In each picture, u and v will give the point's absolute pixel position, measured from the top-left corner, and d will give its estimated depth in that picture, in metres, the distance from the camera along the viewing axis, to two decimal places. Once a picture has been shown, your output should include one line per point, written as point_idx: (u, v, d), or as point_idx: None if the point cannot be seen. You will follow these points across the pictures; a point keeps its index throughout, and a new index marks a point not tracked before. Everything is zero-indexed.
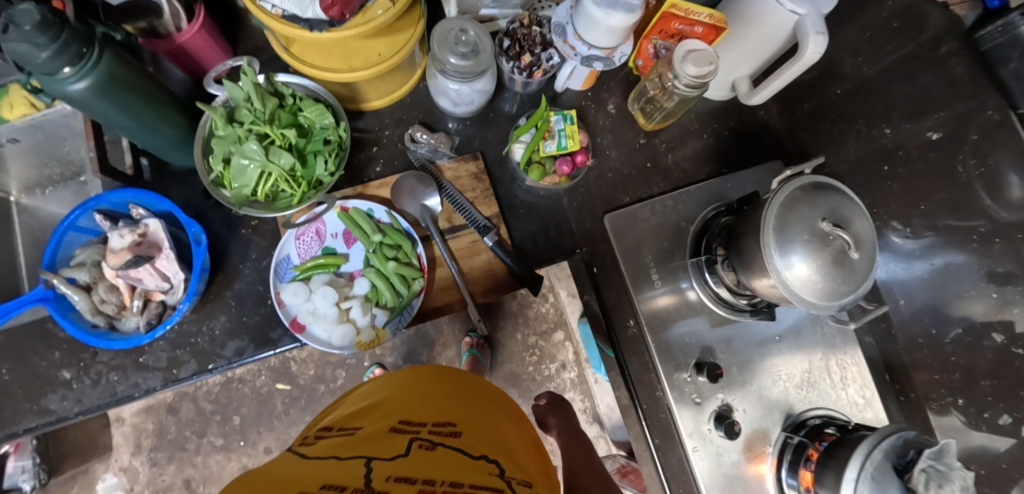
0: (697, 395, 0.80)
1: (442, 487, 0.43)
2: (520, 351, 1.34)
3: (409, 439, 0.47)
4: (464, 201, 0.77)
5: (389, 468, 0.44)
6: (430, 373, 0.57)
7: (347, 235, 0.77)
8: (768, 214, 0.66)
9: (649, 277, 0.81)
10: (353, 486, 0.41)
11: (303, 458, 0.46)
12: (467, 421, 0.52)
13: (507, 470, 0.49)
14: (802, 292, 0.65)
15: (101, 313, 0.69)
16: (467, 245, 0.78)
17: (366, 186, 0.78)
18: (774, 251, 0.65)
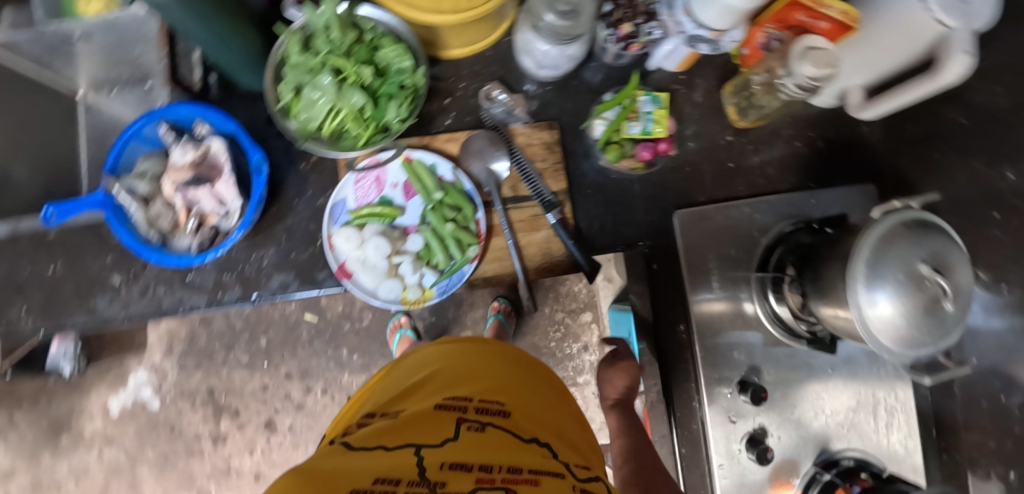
0: (732, 413, 0.76)
1: (501, 474, 0.41)
2: (546, 325, 1.32)
3: (457, 420, 0.45)
4: (533, 172, 0.74)
5: (442, 456, 0.42)
6: (470, 349, 0.55)
7: (406, 187, 0.74)
8: (860, 250, 0.60)
9: (709, 280, 0.77)
10: (408, 480, 0.39)
11: (347, 446, 0.43)
12: (514, 400, 0.50)
13: (560, 452, 0.46)
14: (881, 334, 0.59)
15: (156, 227, 0.69)
16: (528, 218, 0.75)
17: (433, 138, 0.75)
18: (859, 288, 0.59)
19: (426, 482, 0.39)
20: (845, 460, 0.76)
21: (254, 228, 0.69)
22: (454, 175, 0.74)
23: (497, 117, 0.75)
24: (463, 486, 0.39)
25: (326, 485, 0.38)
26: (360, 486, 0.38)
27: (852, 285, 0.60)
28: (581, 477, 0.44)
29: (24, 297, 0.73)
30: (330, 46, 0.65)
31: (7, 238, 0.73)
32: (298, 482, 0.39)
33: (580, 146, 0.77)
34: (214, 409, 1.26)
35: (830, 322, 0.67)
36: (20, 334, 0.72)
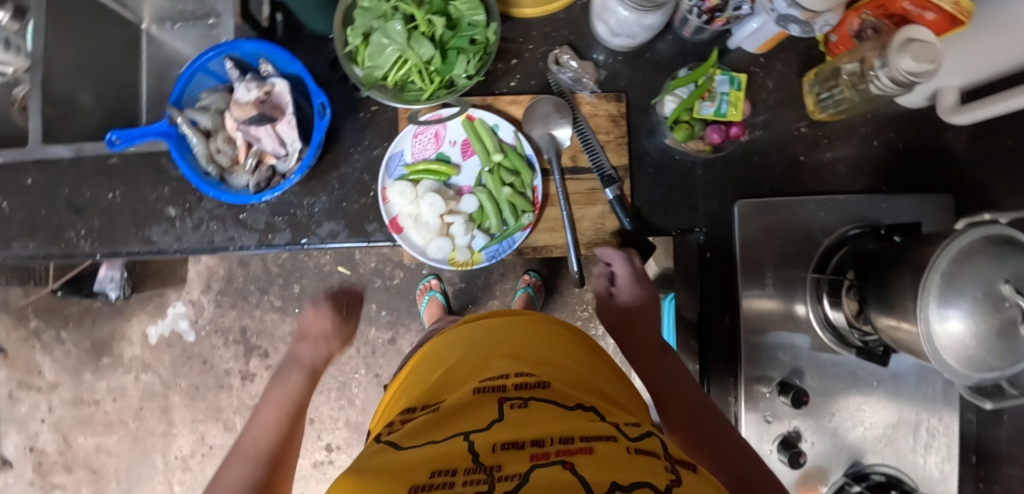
0: (766, 414, 0.74)
1: (554, 446, 0.39)
2: (574, 304, 1.30)
3: (499, 401, 0.44)
4: (596, 144, 0.72)
5: (492, 439, 0.40)
6: (496, 326, 0.54)
7: (465, 146, 0.75)
8: (932, 268, 0.56)
9: (762, 276, 0.74)
10: (464, 468, 0.37)
11: (393, 446, 0.41)
12: (551, 371, 0.48)
13: (607, 413, 0.45)
14: (946, 353, 0.55)
15: (215, 162, 0.70)
16: (585, 191, 0.74)
17: (497, 98, 0.73)
18: (930, 307, 0.55)
19: (482, 468, 0.37)
20: (873, 474, 0.74)
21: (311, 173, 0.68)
22: (514, 137, 0.73)
23: (565, 80, 0.73)
24: (520, 465, 0.37)
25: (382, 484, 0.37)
26: (417, 481, 0.36)
27: (925, 306, 0.56)
28: (634, 435, 0.41)
29: (85, 218, 0.75)
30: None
31: (71, 160, 0.75)
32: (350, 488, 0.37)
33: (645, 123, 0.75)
34: (245, 348, 1.29)
35: (884, 329, 0.63)
36: (79, 254, 0.75)
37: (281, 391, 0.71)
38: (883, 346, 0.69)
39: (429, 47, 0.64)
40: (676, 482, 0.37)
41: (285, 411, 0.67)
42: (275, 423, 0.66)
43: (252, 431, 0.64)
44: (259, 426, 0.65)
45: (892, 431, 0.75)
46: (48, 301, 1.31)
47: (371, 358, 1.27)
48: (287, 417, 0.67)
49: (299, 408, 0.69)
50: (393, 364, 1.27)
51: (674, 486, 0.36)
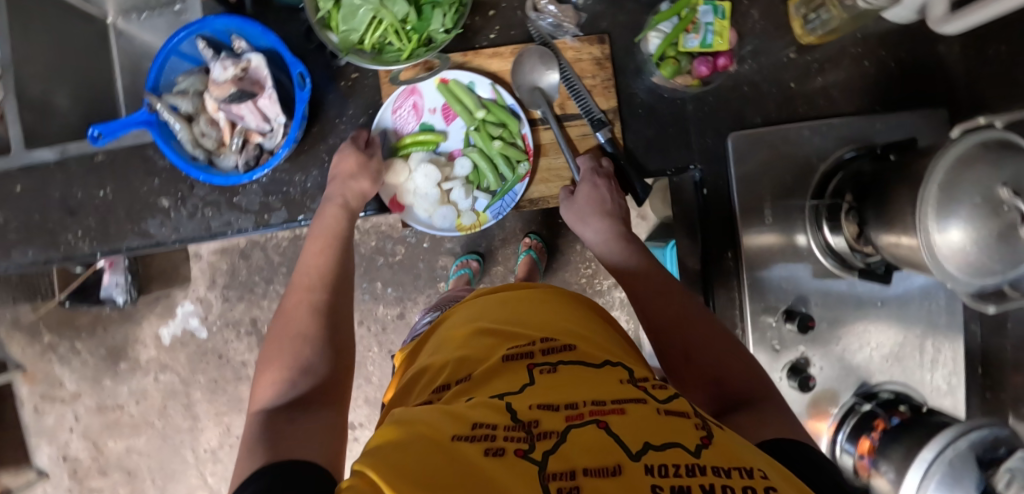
0: (774, 344, 0.75)
1: (586, 408, 0.38)
2: (577, 262, 1.27)
3: (528, 366, 0.44)
4: (582, 89, 0.72)
5: (530, 399, 0.40)
6: (516, 297, 0.54)
7: (446, 111, 0.76)
8: (933, 174, 0.56)
9: (761, 212, 0.74)
10: (503, 424, 0.37)
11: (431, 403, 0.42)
12: (577, 336, 0.48)
13: (635, 370, 0.45)
14: (945, 261, 0.55)
15: (201, 147, 0.69)
16: (578, 138, 0.76)
17: (477, 54, 0.74)
18: (930, 215, 0.55)
19: (521, 425, 0.37)
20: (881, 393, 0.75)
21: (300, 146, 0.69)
22: (494, 91, 0.74)
23: (547, 27, 0.73)
24: (555, 422, 0.37)
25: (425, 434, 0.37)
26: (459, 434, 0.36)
27: (922, 217, 0.56)
28: (663, 397, 0.40)
29: (79, 219, 0.75)
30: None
31: (57, 162, 0.74)
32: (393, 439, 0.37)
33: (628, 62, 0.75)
34: (258, 338, 1.31)
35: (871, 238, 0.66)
36: (79, 256, 0.75)
37: (325, 216, 0.68)
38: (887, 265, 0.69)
39: (404, 5, 0.63)
40: (706, 439, 0.36)
41: (332, 241, 0.67)
42: (326, 252, 0.66)
43: (307, 260, 0.66)
44: (311, 255, 0.66)
45: (898, 350, 0.77)
46: (57, 314, 1.31)
47: (382, 335, 1.29)
48: (333, 249, 0.67)
49: (346, 240, 0.69)
50: (404, 339, 1.28)
51: (706, 444, 0.36)
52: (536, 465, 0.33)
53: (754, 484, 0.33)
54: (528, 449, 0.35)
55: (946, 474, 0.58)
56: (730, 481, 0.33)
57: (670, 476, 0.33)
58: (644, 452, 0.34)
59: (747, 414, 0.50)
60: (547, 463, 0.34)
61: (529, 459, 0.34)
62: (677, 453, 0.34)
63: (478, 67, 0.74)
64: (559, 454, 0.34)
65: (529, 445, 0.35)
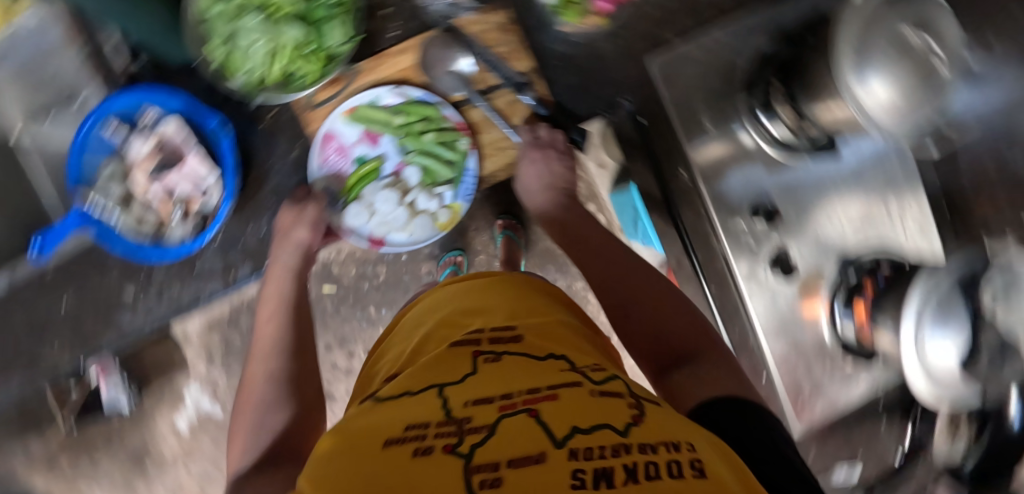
0: (751, 243, 0.74)
1: (521, 397, 0.38)
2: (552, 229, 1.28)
3: (473, 356, 0.45)
4: (495, 58, 0.79)
5: (468, 393, 0.39)
6: (467, 291, 0.56)
7: (368, 136, 0.81)
8: (840, 37, 0.56)
9: (700, 123, 0.76)
10: (437, 421, 0.36)
11: (375, 403, 0.41)
12: (526, 324, 0.50)
13: (577, 359, 0.46)
14: (879, 119, 0.56)
15: (144, 228, 0.76)
16: (507, 103, 0.82)
17: (386, 54, 0.78)
18: (849, 77, 0.56)
19: (454, 420, 0.36)
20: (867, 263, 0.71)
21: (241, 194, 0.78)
22: (399, 95, 0.79)
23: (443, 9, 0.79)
24: (489, 415, 0.36)
25: (359, 439, 0.35)
26: (392, 437, 0.35)
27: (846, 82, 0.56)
28: (599, 379, 0.42)
29: (50, 334, 0.84)
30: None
31: (8, 293, 0.82)
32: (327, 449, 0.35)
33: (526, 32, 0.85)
34: None
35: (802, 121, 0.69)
36: None
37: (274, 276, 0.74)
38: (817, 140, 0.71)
39: (296, 29, 0.69)
40: (637, 418, 0.36)
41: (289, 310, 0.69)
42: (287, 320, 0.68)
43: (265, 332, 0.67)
44: (270, 329, 0.67)
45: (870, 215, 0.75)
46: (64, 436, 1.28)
47: None
48: (290, 314, 0.69)
49: (302, 305, 0.71)
50: None
51: (637, 422, 0.36)
52: (460, 459, 0.31)
53: (680, 457, 0.32)
54: (456, 444, 0.33)
55: (937, 312, 0.59)
56: (655, 456, 0.31)
57: (594, 459, 0.31)
58: (570, 437, 0.33)
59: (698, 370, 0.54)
60: (473, 455, 0.31)
61: (455, 452, 0.32)
62: (606, 433, 0.34)
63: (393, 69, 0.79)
64: (487, 446, 0.32)
65: (457, 440, 0.33)
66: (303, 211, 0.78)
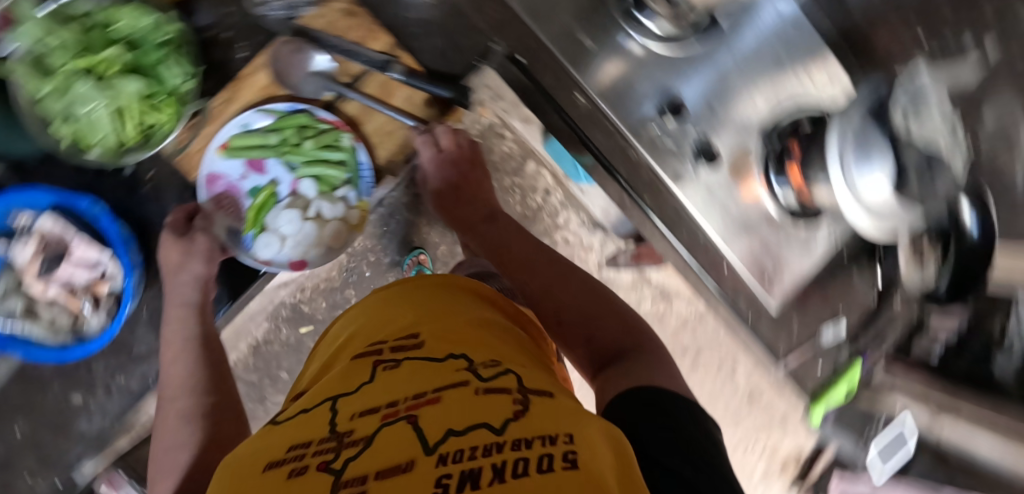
0: (739, 305, 0.77)
1: (405, 406, 0.39)
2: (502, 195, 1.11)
3: (374, 367, 0.46)
4: (354, 48, 0.78)
5: (356, 405, 0.41)
6: (390, 297, 0.57)
7: (252, 164, 0.78)
8: (842, 148, 0.58)
9: (666, 147, 0.75)
10: (318, 439, 0.37)
11: (274, 423, 0.42)
12: (433, 327, 0.50)
13: (475, 356, 0.46)
14: (874, 223, 0.60)
15: (62, 330, 0.72)
16: (382, 82, 0.82)
17: (237, 82, 0.77)
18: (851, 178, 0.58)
19: (335, 437, 0.37)
20: (837, 310, 0.75)
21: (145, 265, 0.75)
22: (267, 112, 0.76)
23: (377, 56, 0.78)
24: (369, 427, 0.37)
25: (245, 466, 0.37)
26: (274, 459, 0.36)
27: (846, 173, 0.58)
28: (487, 377, 0.42)
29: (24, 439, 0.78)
30: (65, 47, 0.65)
31: None
32: (225, 468, 0.37)
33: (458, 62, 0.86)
34: None
35: (731, 123, 0.72)
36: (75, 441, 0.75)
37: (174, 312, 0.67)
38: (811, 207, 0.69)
39: (168, 72, 0.69)
40: (519, 413, 0.38)
41: (198, 348, 0.63)
42: (197, 358, 0.62)
43: (167, 375, 0.60)
44: (176, 370, 0.60)
45: (829, 276, 0.75)
46: None
47: None
48: (200, 354, 0.62)
49: (211, 345, 0.64)
50: None
51: (517, 417, 0.37)
52: (332, 474, 0.33)
53: (555, 451, 0.33)
54: (331, 460, 0.34)
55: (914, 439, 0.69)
56: (529, 452, 0.33)
57: (462, 462, 0.33)
58: (441, 444, 0.34)
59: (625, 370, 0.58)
60: (345, 470, 0.33)
61: (329, 468, 0.33)
62: (481, 434, 0.35)
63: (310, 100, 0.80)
64: (360, 459, 0.34)
65: (332, 457, 0.34)
66: (191, 245, 0.71)
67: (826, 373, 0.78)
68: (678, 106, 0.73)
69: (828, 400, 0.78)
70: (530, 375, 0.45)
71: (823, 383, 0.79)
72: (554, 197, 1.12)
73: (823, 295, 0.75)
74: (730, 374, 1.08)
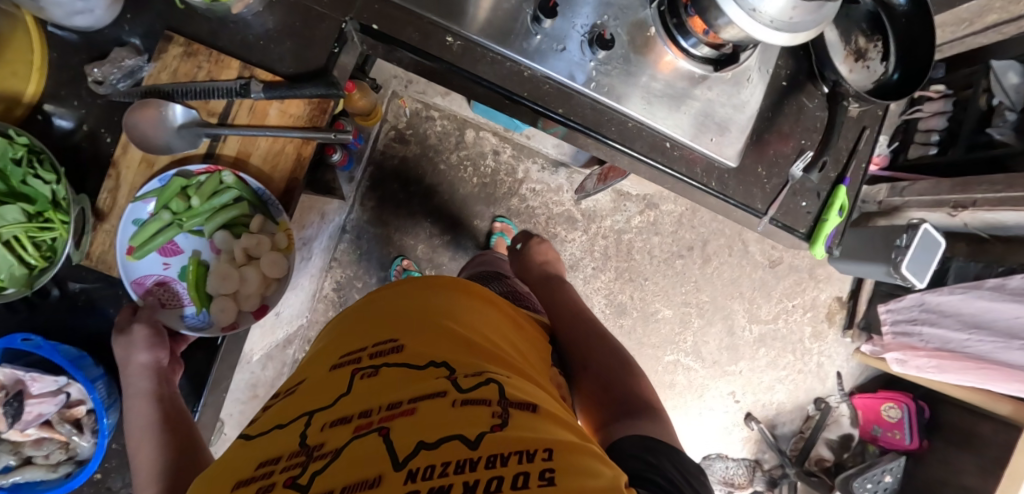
0: (697, 172, 0.71)
1: (379, 415, 0.40)
2: (457, 173, 1.19)
3: (351, 374, 0.45)
4: (202, 84, 0.54)
5: (329, 415, 0.41)
6: (373, 299, 0.58)
7: (163, 251, 0.57)
8: None
9: (574, 46, 0.63)
10: (288, 454, 0.38)
11: (246, 438, 0.43)
12: (415, 333, 0.49)
13: (459, 364, 0.45)
14: (776, 32, 0.56)
15: (61, 462, 0.53)
16: (248, 114, 0.56)
17: (118, 166, 0.55)
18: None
19: (305, 450, 0.38)
20: (802, 144, 0.75)
21: (114, 379, 0.56)
22: (146, 196, 0.54)
23: (229, 83, 0.55)
24: (341, 438, 0.38)
25: (219, 484, 0.38)
26: (246, 476, 0.38)
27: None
28: (467, 386, 0.42)
29: None
30: None
31: None
32: (204, 484, 0.40)
33: (319, 55, 0.58)
34: None
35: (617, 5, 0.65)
36: None
37: (136, 411, 0.52)
38: (734, 46, 0.65)
39: (39, 182, 0.51)
40: (496, 426, 0.38)
41: (162, 430, 0.51)
42: (166, 440, 0.50)
43: (140, 473, 0.49)
44: (145, 461, 0.49)
45: (773, 113, 0.73)
46: None
47: None
48: (166, 431, 0.51)
49: (177, 415, 0.52)
50: None
51: (493, 430, 0.38)
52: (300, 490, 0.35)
53: (530, 469, 0.34)
54: (298, 475, 0.36)
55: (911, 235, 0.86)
56: (503, 470, 0.34)
57: (431, 478, 0.34)
58: (411, 457, 0.35)
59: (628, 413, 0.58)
60: (312, 485, 0.35)
61: (295, 485, 0.35)
62: (454, 446, 0.36)
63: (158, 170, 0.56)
64: (326, 474, 0.35)
65: (300, 471, 0.36)
66: (131, 338, 0.52)
67: (813, 209, 0.76)
68: (553, 6, 0.60)
69: (826, 231, 0.74)
70: (514, 382, 0.45)
71: (815, 218, 0.76)
72: (506, 154, 1.21)
73: (780, 134, 0.74)
74: (742, 248, 1.33)
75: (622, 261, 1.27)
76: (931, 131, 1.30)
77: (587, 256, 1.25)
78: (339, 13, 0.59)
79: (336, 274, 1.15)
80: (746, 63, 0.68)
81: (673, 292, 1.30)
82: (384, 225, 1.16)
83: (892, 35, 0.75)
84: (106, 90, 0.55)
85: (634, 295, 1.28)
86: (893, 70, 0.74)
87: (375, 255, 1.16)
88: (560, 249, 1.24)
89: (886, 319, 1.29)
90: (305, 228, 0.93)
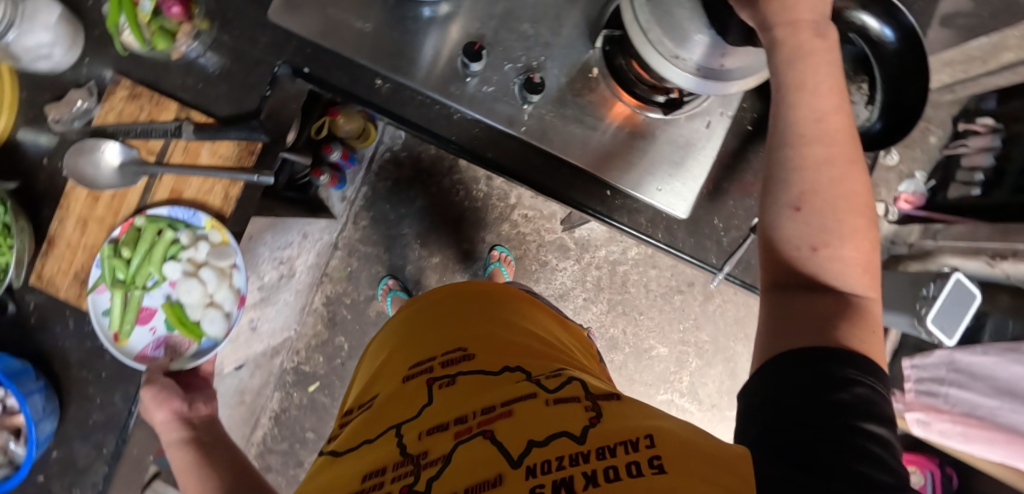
0: (640, 223, 0.67)
1: (476, 419, 0.38)
2: (450, 196, 1.20)
3: (428, 383, 0.44)
4: (142, 126, 0.59)
5: (421, 424, 0.40)
6: (434, 306, 0.56)
7: (144, 319, 0.63)
8: (630, 15, 0.53)
9: (509, 87, 0.62)
10: (392, 464, 0.36)
11: (334, 456, 0.42)
12: (481, 342, 0.49)
13: (533, 367, 0.44)
14: (706, 83, 0.52)
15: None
16: (183, 153, 0.60)
17: (67, 198, 0.60)
18: (658, 46, 0.52)
19: (410, 460, 0.36)
20: None
21: (53, 392, 0.60)
22: (97, 284, 0.59)
23: (166, 124, 0.59)
24: (443, 445, 0.37)
25: None
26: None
27: (657, 46, 0.52)
28: (553, 386, 0.40)
29: None
30: None
31: None
32: None
33: (251, 100, 0.61)
34: None
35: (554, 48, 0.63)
36: None
37: (176, 457, 0.55)
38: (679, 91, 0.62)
39: None
40: (595, 418, 0.36)
41: (205, 458, 0.55)
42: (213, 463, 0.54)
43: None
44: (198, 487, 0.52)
45: (732, 161, 0.67)
46: None
47: None
48: (212, 455, 0.56)
49: (210, 443, 0.57)
50: None
51: (594, 423, 0.36)
52: None
53: (640, 457, 0.32)
54: (412, 483, 0.34)
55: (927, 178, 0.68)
56: (616, 460, 0.32)
57: (551, 472, 0.32)
58: (526, 455, 0.34)
59: (807, 301, 0.40)
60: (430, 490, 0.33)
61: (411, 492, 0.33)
62: (564, 442, 0.34)
63: (103, 204, 0.61)
64: (442, 478, 0.34)
65: (414, 478, 0.35)
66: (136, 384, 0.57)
67: None
68: (477, 49, 0.60)
69: None
70: (594, 380, 0.43)
71: None
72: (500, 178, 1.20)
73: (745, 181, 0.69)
74: None
75: (616, 294, 1.23)
76: (976, 169, 1.07)
77: (578, 286, 1.22)
78: (274, 57, 0.62)
79: (326, 290, 1.19)
80: (703, 104, 0.63)
81: (670, 329, 1.24)
82: (375, 244, 1.19)
83: (881, 80, 0.66)
84: (62, 126, 0.60)
85: (626, 330, 1.23)
86: (876, 118, 0.67)
87: (365, 274, 1.19)
88: (550, 277, 1.22)
89: (910, 376, 1.14)
90: (281, 247, 0.95)
